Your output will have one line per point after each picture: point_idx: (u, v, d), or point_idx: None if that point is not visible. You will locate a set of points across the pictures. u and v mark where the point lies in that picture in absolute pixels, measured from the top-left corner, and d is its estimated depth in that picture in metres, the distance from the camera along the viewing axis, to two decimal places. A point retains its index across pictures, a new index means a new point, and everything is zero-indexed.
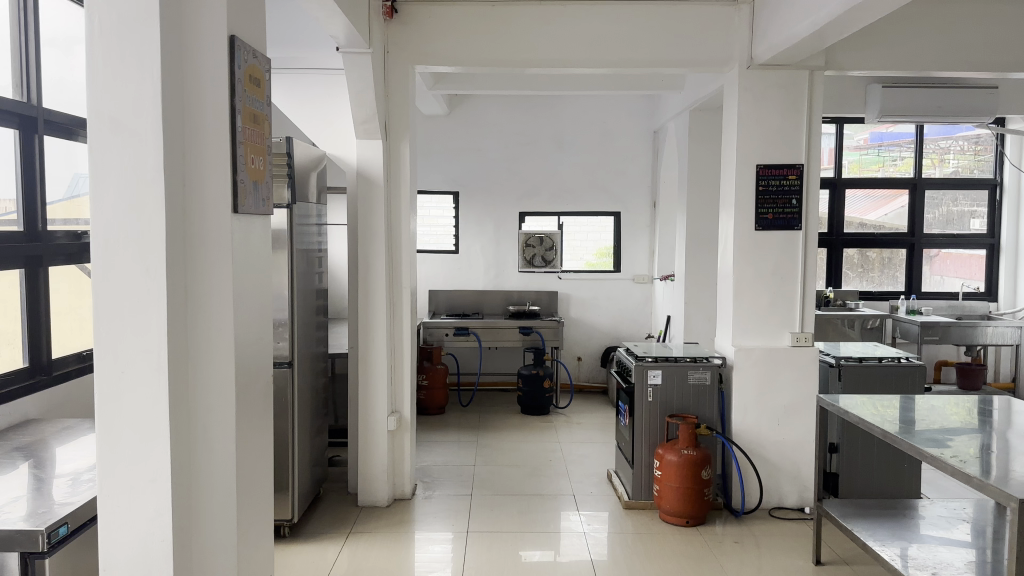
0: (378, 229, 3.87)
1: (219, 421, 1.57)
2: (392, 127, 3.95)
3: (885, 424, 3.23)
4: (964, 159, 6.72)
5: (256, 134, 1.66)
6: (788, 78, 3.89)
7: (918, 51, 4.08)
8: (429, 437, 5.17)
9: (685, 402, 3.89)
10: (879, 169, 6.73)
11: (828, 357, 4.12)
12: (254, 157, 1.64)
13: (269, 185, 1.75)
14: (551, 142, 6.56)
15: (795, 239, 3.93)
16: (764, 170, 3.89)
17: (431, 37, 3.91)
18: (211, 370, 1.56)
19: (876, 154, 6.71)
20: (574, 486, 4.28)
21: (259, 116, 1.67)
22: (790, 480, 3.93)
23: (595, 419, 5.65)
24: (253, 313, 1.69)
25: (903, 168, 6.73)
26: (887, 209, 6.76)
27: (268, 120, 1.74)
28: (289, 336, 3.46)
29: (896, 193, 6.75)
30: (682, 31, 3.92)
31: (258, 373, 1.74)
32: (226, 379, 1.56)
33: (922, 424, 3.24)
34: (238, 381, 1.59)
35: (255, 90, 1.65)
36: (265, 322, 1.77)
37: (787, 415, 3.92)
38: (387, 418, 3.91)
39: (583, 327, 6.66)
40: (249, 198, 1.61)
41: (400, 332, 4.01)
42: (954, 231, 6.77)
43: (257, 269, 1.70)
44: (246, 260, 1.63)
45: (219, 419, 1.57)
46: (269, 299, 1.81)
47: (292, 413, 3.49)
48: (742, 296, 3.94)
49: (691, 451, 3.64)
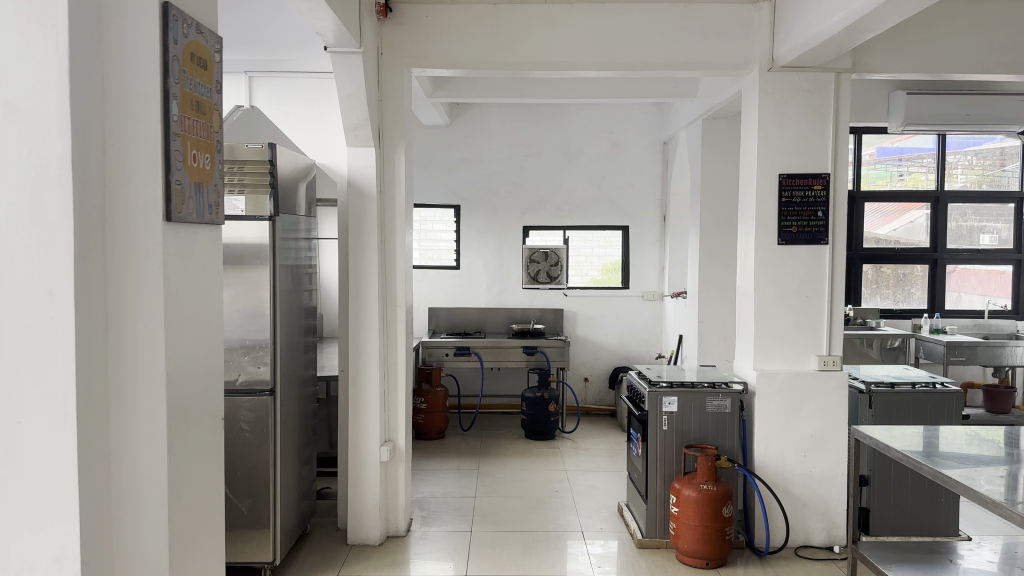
0: (369, 242, 3.58)
1: (150, 475, 1.31)
2: (386, 135, 3.66)
3: (918, 455, 2.95)
4: (971, 173, 6.40)
5: (202, 124, 1.43)
6: (812, 82, 3.61)
7: (951, 52, 3.81)
8: (427, 465, 4.86)
9: (704, 432, 3.57)
10: (885, 185, 6.42)
11: (857, 382, 3.81)
12: (197, 153, 1.41)
13: (217, 187, 1.52)
14: (556, 154, 6.29)
15: (821, 254, 3.63)
16: (787, 179, 3.60)
17: (428, 37, 3.63)
18: (139, 415, 1.30)
19: (882, 169, 6.41)
20: (582, 520, 3.97)
21: (206, 104, 1.44)
22: (818, 516, 3.61)
23: (604, 444, 5.34)
24: (191, 342, 1.42)
25: (910, 183, 6.42)
26: (895, 224, 6.46)
27: (219, 110, 1.52)
28: (271, 361, 3.14)
29: (905, 208, 6.45)
30: (698, 30, 3.65)
31: (200, 418, 1.47)
32: (157, 423, 1.31)
33: (957, 455, 2.97)
34: (171, 426, 1.34)
35: (201, 72, 1.42)
36: (211, 354, 1.51)
37: (813, 444, 3.62)
38: (380, 448, 3.60)
39: (589, 346, 6.36)
40: (190, 201, 1.38)
41: (393, 354, 3.69)
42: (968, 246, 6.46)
43: (200, 289, 1.45)
44: (186, 278, 1.39)
45: (147, 474, 1.31)
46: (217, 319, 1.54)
47: (275, 446, 3.18)
48: (764, 316, 3.64)
49: (711, 485, 3.33)
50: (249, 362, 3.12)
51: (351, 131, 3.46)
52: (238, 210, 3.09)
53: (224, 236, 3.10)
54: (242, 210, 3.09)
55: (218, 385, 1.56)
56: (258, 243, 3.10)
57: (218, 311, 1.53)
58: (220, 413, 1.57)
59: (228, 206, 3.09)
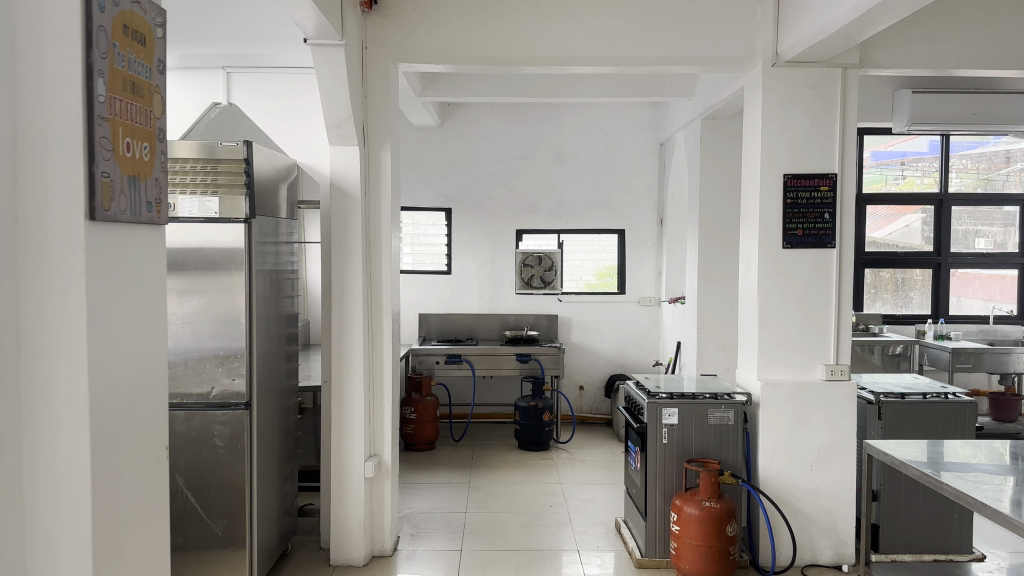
0: (354, 246, 3.39)
1: (73, 503, 1.18)
2: (371, 133, 3.48)
3: (925, 467, 2.80)
4: (967, 177, 6.24)
5: (138, 108, 1.29)
6: (817, 78, 3.45)
7: (963, 47, 3.64)
8: (417, 478, 4.68)
9: (706, 445, 3.39)
10: (880, 189, 6.27)
11: (865, 392, 3.64)
12: (132, 142, 1.27)
13: (161, 182, 1.37)
14: (550, 156, 6.11)
15: (828, 258, 3.47)
16: (793, 180, 3.43)
17: (415, 30, 3.45)
18: (48, 436, 1.18)
19: (877, 172, 6.26)
20: (578, 537, 3.79)
21: (143, 86, 1.30)
22: (825, 533, 3.44)
23: (600, 455, 5.16)
24: (122, 359, 1.27)
25: (905, 187, 6.26)
26: (889, 228, 6.30)
27: (161, 93, 1.37)
28: (246, 372, 2.95)
29: (900, 211, 6.28)
30: (698, 24, 3.48)
31: (135, 445, 1.32)
32: (72, 446, 1.18)
33: (966, 466, 2.82)
34: (94, 453, 1.20)
35: (139, 48, 1.29)
36: (149, 372, 1.36)
37: (820, 458, 3.45)
38: (365, 464, 3.40)
39: (585, 353, 6.18)
40: (121, 197, 1.23)
41: (379, 364, 3.49)
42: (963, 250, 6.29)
43: (135, 296, 1.30)
44: (116, 282, 1.24)
45: (56, 503, 1.18)
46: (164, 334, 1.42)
47: (251, 464, 2.99)
48: (769, 323, 3.46)
49: (713, 502, 3.15)
50: (222, 374, 2.94)
51: (333, 129, 3.28)
52: (213, 212, 2.90)
53: (197, 241, 2.91)
54: (218, 212, 2.90)
55: (159, 407, 1.40)
56: (233, 248, 2.92)
57: (163, 323, 1.41)
58: (163, 441, 1.41)
59: (201, 208, 2.90)
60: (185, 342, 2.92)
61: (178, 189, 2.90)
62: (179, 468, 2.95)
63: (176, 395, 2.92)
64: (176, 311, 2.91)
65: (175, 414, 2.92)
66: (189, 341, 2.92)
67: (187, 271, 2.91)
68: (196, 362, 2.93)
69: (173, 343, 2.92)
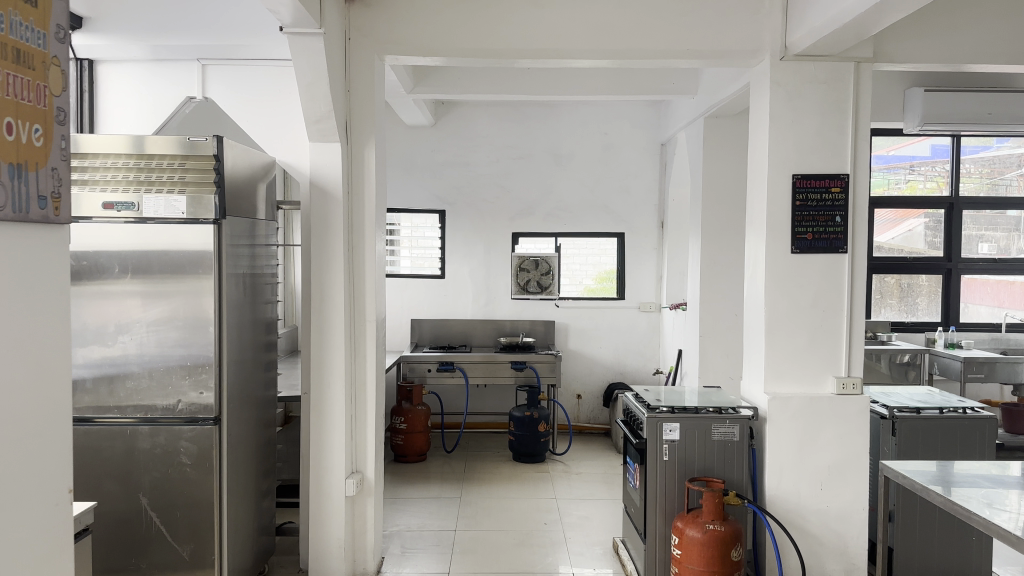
0: (335, 250, 3.18)
1: None
2: (354, 129, 3.27)
3: (933, 485, 2.59)
4: (972, 181, 6.02)
5: (27, 81, 1.10)
6: (829, 73, 3.24)
7: (983, 40, 3.43)
8: (406, 492, 4.47)
9: (709, 463, 3.18)
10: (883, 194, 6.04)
11: (878, 406, 3.43)
12: (15, 119, 1.07)
13: (56, 171, 1.18)
14: (547, 156, 5.91)
15: (840, 263, 3.26)
16: (802, 181, 3.23)
17: (401, 20, 3.24)
18: None
19: (882, 177, 6.04)
20: (573, 558, 3.58)
21: (34, 55, 1.11)
22: (836, 557, 3.23)
23: (598, 468, 4.95)
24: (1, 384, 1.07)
25: (908, 191, 6.04)
26: (892, 233, 6.09)
27: (59, 66, 1.19)
28: (216, 385, 2.75)
29: (902, 215, 6.07)
30: (702, 15, 3.28)
31: (21, 488, 1.11)
32: None
33: (978, 483, 2.61)
34: None
35: (25, 8, 1.10)
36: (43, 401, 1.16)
37: (830, 477, 3.24)
38: (346, 481, 3.19)
39: (583, 361, 5.97)
40: None
41: (362, 375, 3.29)
42: (965, 254, 6.06)
43: (17, 308, 1.10)
44: None
45: None
46: (64, 356, 1.22)
47: (221, 484, 2.79)
48: (777, 333, 3.26)
49: (717, 525, 2.94)
50: (189, 387, 2.73)
51: (312, 125, 3.07)
52: (179, 211, 2.71)
53: (163, 244, 2.71)
54: (184, 212, 2.71)
55: (58, 442, 1.20)
56: (201, 251, 2.72)
57: (63, 341, 1.21)
58: (64, 482, 1.21)
59: (168, 208, 2.71)
60: (150, 352, 2.72)
61: (143, 188, 2.71)
62: (143, 487, 2.74)
63: (142, 409, 2.73)
64: (140, 318, 2.71)
65: (140, 429, 2.72)
66: (154, 351, 2.72)
67: (153, 275, 2.71)
68: (161, 374, 2.73)
69: (136, 353, 2.71)
